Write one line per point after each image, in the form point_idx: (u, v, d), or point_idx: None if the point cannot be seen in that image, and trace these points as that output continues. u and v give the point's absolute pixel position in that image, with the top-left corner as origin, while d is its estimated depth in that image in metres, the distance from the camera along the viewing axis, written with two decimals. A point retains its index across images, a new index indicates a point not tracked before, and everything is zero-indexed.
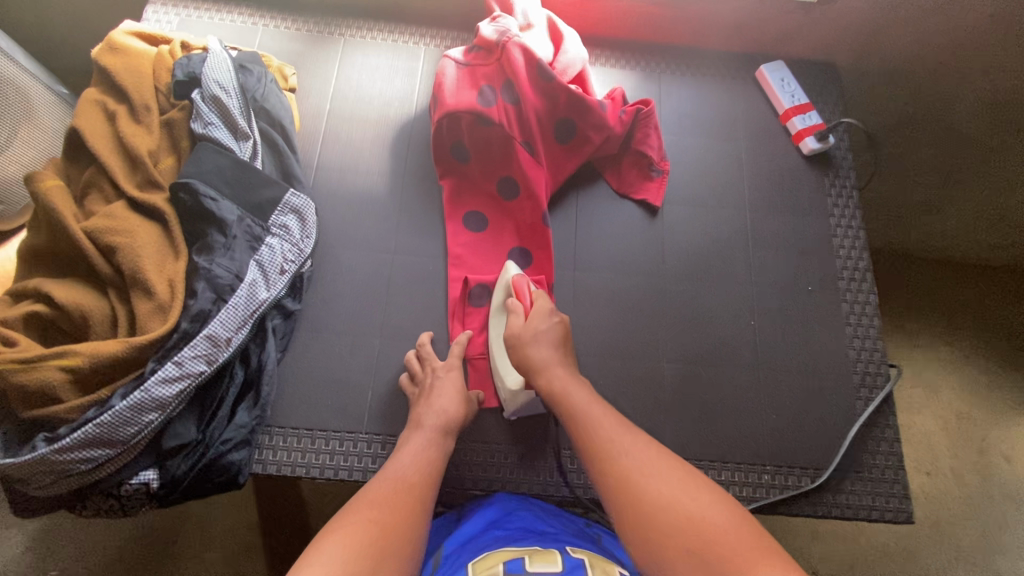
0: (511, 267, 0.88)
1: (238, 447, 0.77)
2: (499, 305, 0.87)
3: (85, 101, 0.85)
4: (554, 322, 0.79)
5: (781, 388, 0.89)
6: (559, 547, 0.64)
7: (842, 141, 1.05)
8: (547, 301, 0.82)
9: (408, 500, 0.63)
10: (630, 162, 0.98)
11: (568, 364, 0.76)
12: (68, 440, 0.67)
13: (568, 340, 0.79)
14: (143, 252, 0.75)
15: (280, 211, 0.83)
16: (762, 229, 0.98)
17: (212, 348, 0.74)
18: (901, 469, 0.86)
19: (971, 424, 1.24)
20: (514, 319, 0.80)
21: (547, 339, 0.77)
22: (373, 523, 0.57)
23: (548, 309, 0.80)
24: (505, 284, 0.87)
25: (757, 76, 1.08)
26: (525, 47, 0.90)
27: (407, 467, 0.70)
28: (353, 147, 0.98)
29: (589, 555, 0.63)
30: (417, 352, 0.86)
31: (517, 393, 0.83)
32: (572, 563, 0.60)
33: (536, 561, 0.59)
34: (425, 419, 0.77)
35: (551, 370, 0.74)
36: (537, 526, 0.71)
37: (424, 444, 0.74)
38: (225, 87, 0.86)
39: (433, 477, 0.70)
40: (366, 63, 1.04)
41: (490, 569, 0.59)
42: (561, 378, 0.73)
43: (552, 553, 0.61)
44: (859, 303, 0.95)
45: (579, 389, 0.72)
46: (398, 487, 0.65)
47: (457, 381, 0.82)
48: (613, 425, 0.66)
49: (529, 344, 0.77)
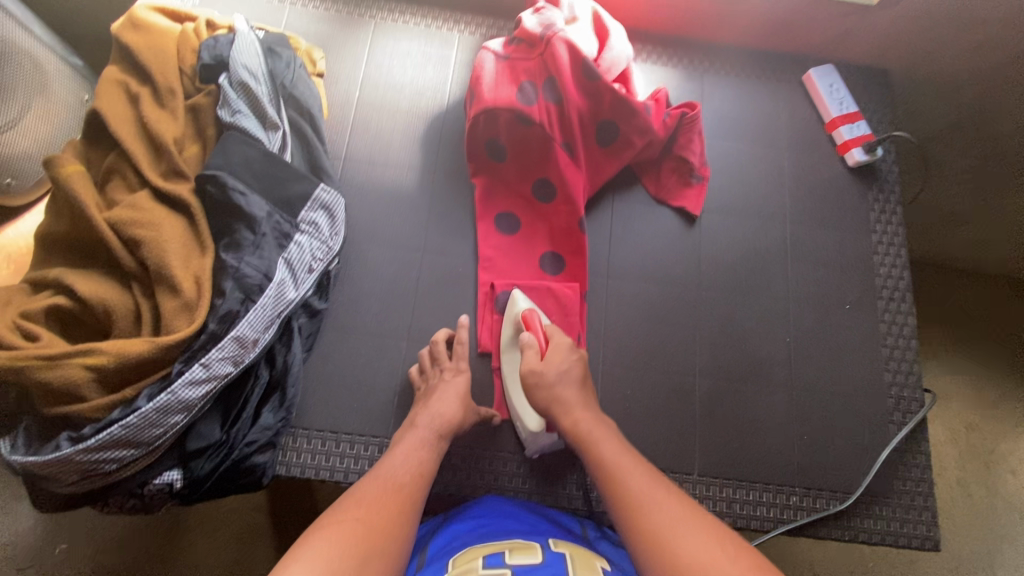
0: (519, 298, 0.85)
1: (263, 449, 0.76)
2: (509, 339, 0.84)
3: (107, 81, 0.81)
4: (573, 358, 0.75)
5: (813, 408, 0.87)
6: (540, 542, 0.63)
7: (888, 153, 1.01)
8: (561, 335, 0.79)
9: (397, 505, 0.61)
10: (670, 167, 0.95)
11: (592, 405, 0.71)
12: (93, 441, 0.65)
13: (589, 377, 0.75)
14: (169, 246, 0.72)
15: (310, 208, 0.80)
16: (802, 242, 0.95)
17: (239, 349, 0.72)
18: (930, 495, 0.85)
19: (982, 438, 1.21)
20: (530, 356, 0.76)
21: (570, 377, 0.73)
22: (360, 521, 0.57)
23: (568, 345, 0.76)
24: (514, 317, 0.84)
25: (805, 79, 1.04)
26: (570, 43, 0.86)
27: (399, 466, 0.67)
28: (383, 139, 0.95)
29: (571, 548, 0.62)
30: (429, 350, 0.83)
31: (540, 434, 0.80)
32: (553, 556, 0.59)
33: (516, 554, 0.59)
34: (420, 419, 0.75)
35: (572, 410, 0.69)
36: (522, 521, 0.70)
37: (419, 443, 0.71)
38: (254, 73, 0.82)
39: (427, 479, 0.67)
40: (398, 49, 0.99)
41: (470, 564, 0.57)
42: (589, 422, 0.68)
43: (532, 547, 0.60)
44: (897, 323, 0.92)
45: (607, 434, 0.66)
46: (387, 487, 0.63)
47: (460, 386, 0.79)
48: (644, 476, 0.59)
49: (549, 387, 0.72)
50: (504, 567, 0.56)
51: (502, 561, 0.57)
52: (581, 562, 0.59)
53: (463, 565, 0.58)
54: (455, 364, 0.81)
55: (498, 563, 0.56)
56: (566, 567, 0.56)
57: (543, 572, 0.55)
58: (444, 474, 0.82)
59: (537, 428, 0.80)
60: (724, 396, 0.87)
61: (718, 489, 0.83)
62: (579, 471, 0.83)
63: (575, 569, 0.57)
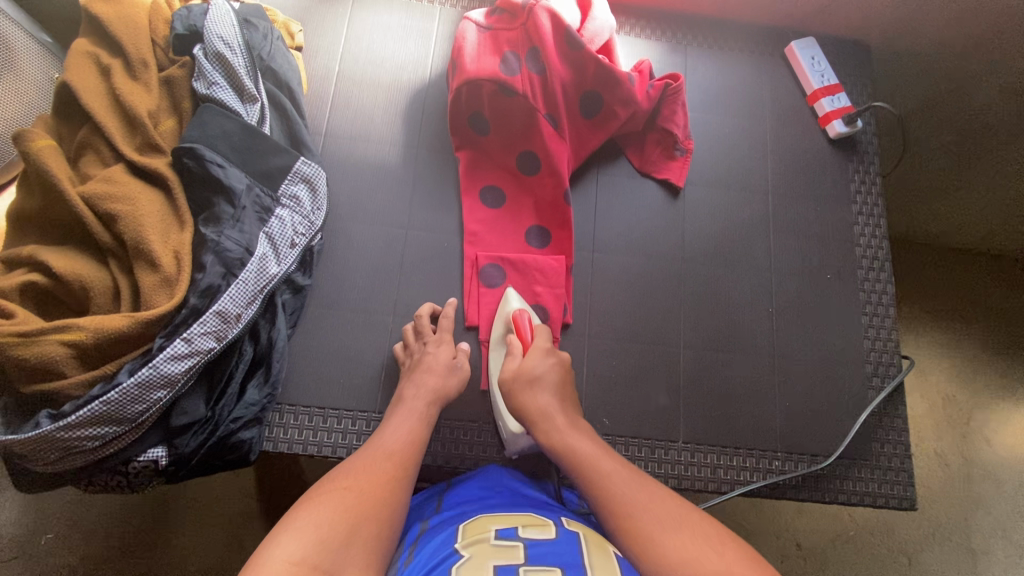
0: (511, 298, 0.85)
1: (249, 425, 0.76)
2: (498, 337, 0.84)
3: (75, 53, 0.79)
4: (551, 362, 0.77)
5: (794, 376, 0.89)
6: (553, 518, 0.63)
7: (868, 125, 1.02)
8: (546, 338, 0.80)
9: (387, 473, 0.62)
10: (655, 140, 0.95)
11: (568, 407, 0.74)
12: (75, 418, 0.64)
13: (568, 380, 0.77)
14: (146, 221, 0.71)
15: (290, 181, 0.79)
16: (784, 214, 0.96)
17: (222, 324, 0.71)
18: (906, 457, 0.87)
19: (955, 407, 1.25)
20: (510, 358, 0.78)
21: (547, 381, 0.75)
22: (347, 490, 0.58)
23: (546, 349, 0.78)
24: (505, 318, 0.84)
25: (787, 52, 1.04)
26: (552, 13, 0.86)
27: (390, 437, 0.68)
28: (364, 113, 0.93)
29: (584, 528, 0.61)
30: (414, 324, 0.83)
31: (518, 436, 0.80)
32: (567, 533, 0.59)
33: (529, 528, 0.59)
34: (407, 393, 0.75)
35: (552, 418, 0.71)
36: (530, 498, 0.70)
37: (408, 415, 0.72)
38: (230, 43, 0.80)
39: (420, 448, 0.69)
40: (378, 22, 0.98)
41: (482, 534, 0.57)
42: (562, 426, 0.70)
43: (546, 523, 0.60)
44: (876, 292, 0.94)
45: (584, 439, 0.69)
46: (378, 458, 0.64)
47: (445, 355, 0.79)
48: (624, 478, 0.63)
49: (526, 389, 0.74)
50: (517, 540, 0.56)
51: (515, 534, 0.57)
52: (594, 541, 0.58)
53: (475, 533, 0.58)
54: (438, 336, 0.81)
55: (511, 536, 0.57)
56: (580, 546, 0.56)
57: (557, 549, 0.55)
58: (433, 447, 0.82)
59: (514, 430, 0.80)
60: (708, 366, 0.88)
61: (702, 455, 0.84)
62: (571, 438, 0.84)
63: (588, 547, 0.56)
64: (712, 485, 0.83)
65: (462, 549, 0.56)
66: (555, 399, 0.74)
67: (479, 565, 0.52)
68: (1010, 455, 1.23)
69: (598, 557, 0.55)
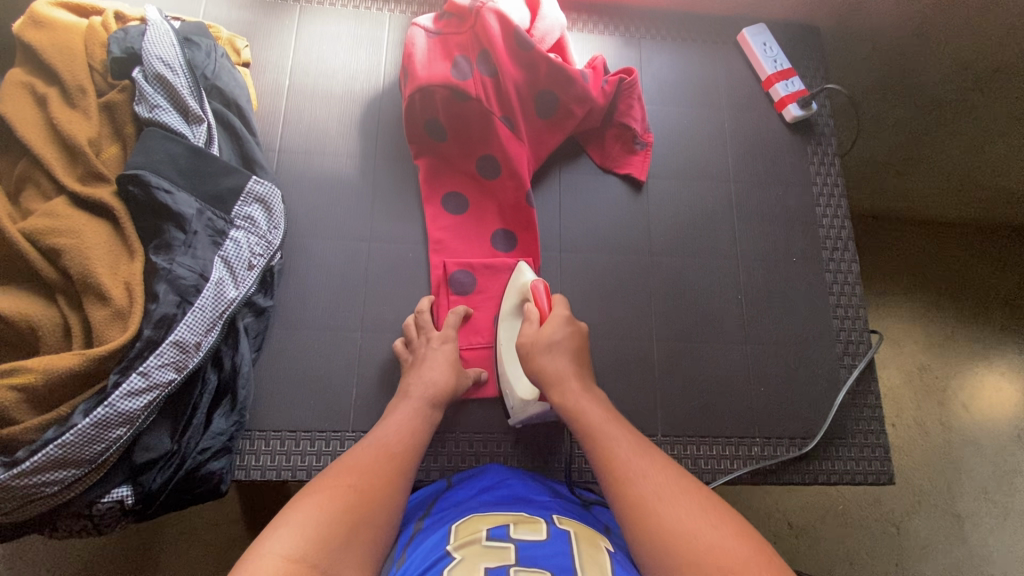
0: (525, 270, 0.84)
1: (218, 455, 0.73)
2: (513, 308, 0.84)
3: (10, 84, 0.76)
4: (569, 330, 0.76)
5: (768, 360, 0.89)
6: (545, 517, 0.62)
7: (824, 107, 1.03)
8: (564, 307, 0.79)
9: (385, 471, 0.61)
10: (613, 135, 0.94)
11: (583, 375, 0.74)
12: (29, 465, 0.61)
13: (584, 348, 0.77)
14: (93, 254, 0.68)
15: (243, 201, 0.77)
16: (747, 201, 0.96)
17: (180, 354, 0.68)
18: (882, 432, 0.88)
19: (930, 375, 1.27)
20: (528, 326, 0.78)
21: (561, 349, 0.75)
22: (350, 488, 0.57)
23: (565, 317, 0.77)
24: (519, 289, 0.83)
25: (739, 40, 1.05)
26: (500, 14, 0.85)
27: (392, 433, 0.68)
28: (319, 127, 0.91)
29: (576, 526, 0.60)
30: (416, 318, 0.83)
31: (528, 403, 0.78)
32: (557, 532, 0.58)
33: (521, 528, 0.58)
34: (412, 389, 0.74)
35: (565, 382, 0.72)
36: (528, 496, 0.69)
37: (410, 412, 0.71)
38: (171, 64, 0.78)
39: (419, 445, 0.68)
40: (326, 33, 0.96)
41: (473, 535, 0.56)
42: (574, 390, 0.71)
43: (538, 522, 0.59)
44: (842, 272, 0.95)
45: (594, 404, 0.70)
46: (378, 455, 0.63)
47: (449, 353, 0.79)
48: (631, 448, 0.64)
49: (544, 352, 0.74)
50: (508, 541, 0.55)
51: (507, 534, 0.56)
52: (586, 540, 0.57)
53: (466, 535, 0.57)
54: (442, 333, 0.81)
55: (502, 536, 0.55)
56: (570, 545, 0.55)
57: (547, 550, 0.53)
58: None
59: (527, 395, 0.79)
60: (682, 356, 0.88)
61: (683, 447, 0.84)
62: (551, 441, 0.83)
63: (581, 545, 0.55)
64: (694, 477, 0.83)
65: (454, 552, 0.54)
66: (572, 365, 0.74)
67: (467, 566, 0.51)
68: (986, 419, 1.25)
69: (589, 555, 0.54)
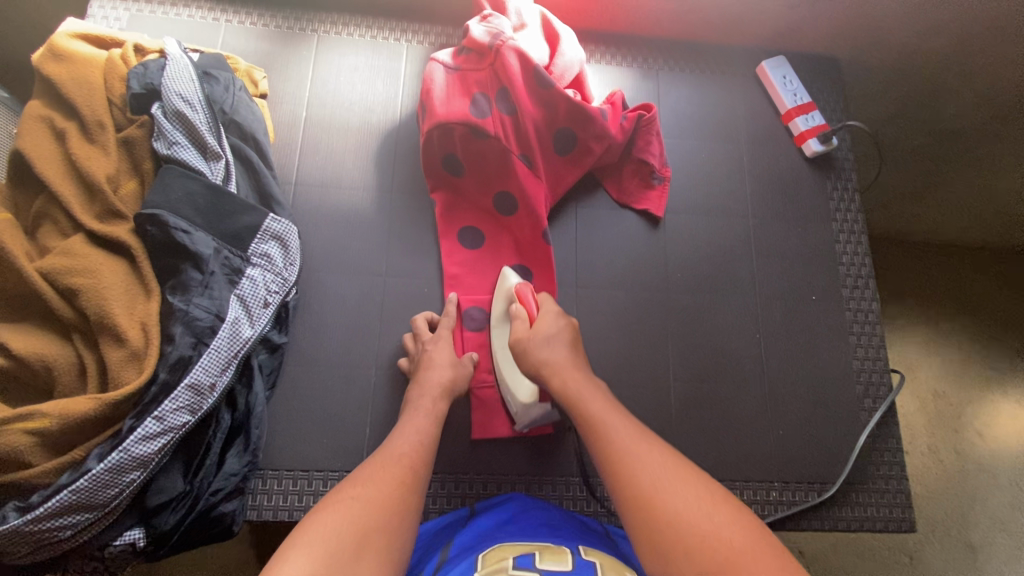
0: (508, 274, 0.84)
1: (230, 496, 0.73)
2: (502, 313, 0.83)
3: (29, 118, 0.76)
4: (562, 323, 0.75)
5: (786, 400, 0.88)
6: (571, 548, 0.60)
7: (843, 142, 1.02)
8: (552, 303, 0.78)
9: (397, 478, 0.60)
10: (631, 170, 0.94)
11: (582, 366, 0.72)
12: (42, 510, 0.61)
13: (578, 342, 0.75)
14: (110, 295, 0.68)
15: (259, 239, 0.76)
16: (766, 236, 0.95)
17: (195, 397, 0.68)
18: (903, 478, 0.87)
19: (946, 403, 1.25)
20: (519, 325, 0.76)
21: (559, 339, 0.73)
22: (358, 499, 0.55)
23: (556, 310, 0.76)
24: (506, 293, 0.83)
25: (758, 72, 1.04)
26: (520, 52, 0.84)
27: (399, 442, 0.66)
28: (335, 160, 0.91)
29: (603, 558, 0.58)
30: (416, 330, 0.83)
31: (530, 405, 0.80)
32: (584, 564, 0.55)
33: (547, 558, 0.55)
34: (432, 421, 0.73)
35: (563, 369, 0.70)
36: (551, 526, 0.67)
37: (417, 416, 0.71)
38: (190, 100, 0.77)
39: (427, 452, 0.66)
40: (344, 64, 0.96)
41: (499, 563, 0.54)
42: (577, 379, 0.69)
43: (564, 553, 0.57)
44: (861, 311, 0.93)
45: (591, 387, 0.68)
46: (386, 464, 0.61)
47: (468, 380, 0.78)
48: (631, 430, 0.61)
49: (541, 346, 0.73)
50: (534, 570, 0.52)
51: (532, 564, 0.54)
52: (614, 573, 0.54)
53: (492, 563, 0.55)
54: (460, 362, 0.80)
55: (528, 565, 0.53)
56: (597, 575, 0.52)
57: None
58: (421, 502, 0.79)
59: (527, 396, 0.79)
60: (699, 395, 0.87)
61: None
62: (564, 482, 0.82)
63: None
64: None
65: None
66: (568, 355, 0.72)
67: None
68: (1005, 453, 1.23)
69: None
